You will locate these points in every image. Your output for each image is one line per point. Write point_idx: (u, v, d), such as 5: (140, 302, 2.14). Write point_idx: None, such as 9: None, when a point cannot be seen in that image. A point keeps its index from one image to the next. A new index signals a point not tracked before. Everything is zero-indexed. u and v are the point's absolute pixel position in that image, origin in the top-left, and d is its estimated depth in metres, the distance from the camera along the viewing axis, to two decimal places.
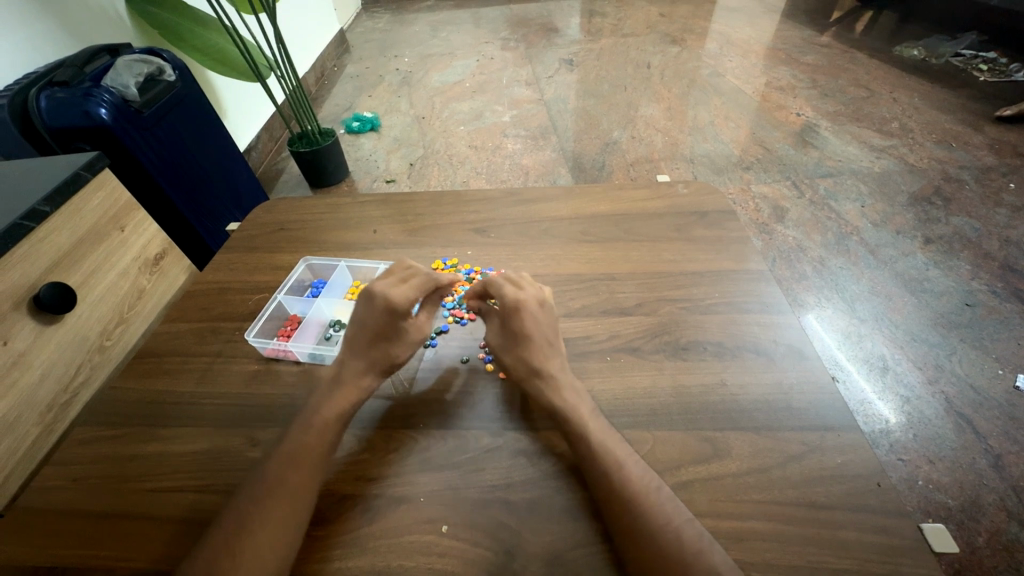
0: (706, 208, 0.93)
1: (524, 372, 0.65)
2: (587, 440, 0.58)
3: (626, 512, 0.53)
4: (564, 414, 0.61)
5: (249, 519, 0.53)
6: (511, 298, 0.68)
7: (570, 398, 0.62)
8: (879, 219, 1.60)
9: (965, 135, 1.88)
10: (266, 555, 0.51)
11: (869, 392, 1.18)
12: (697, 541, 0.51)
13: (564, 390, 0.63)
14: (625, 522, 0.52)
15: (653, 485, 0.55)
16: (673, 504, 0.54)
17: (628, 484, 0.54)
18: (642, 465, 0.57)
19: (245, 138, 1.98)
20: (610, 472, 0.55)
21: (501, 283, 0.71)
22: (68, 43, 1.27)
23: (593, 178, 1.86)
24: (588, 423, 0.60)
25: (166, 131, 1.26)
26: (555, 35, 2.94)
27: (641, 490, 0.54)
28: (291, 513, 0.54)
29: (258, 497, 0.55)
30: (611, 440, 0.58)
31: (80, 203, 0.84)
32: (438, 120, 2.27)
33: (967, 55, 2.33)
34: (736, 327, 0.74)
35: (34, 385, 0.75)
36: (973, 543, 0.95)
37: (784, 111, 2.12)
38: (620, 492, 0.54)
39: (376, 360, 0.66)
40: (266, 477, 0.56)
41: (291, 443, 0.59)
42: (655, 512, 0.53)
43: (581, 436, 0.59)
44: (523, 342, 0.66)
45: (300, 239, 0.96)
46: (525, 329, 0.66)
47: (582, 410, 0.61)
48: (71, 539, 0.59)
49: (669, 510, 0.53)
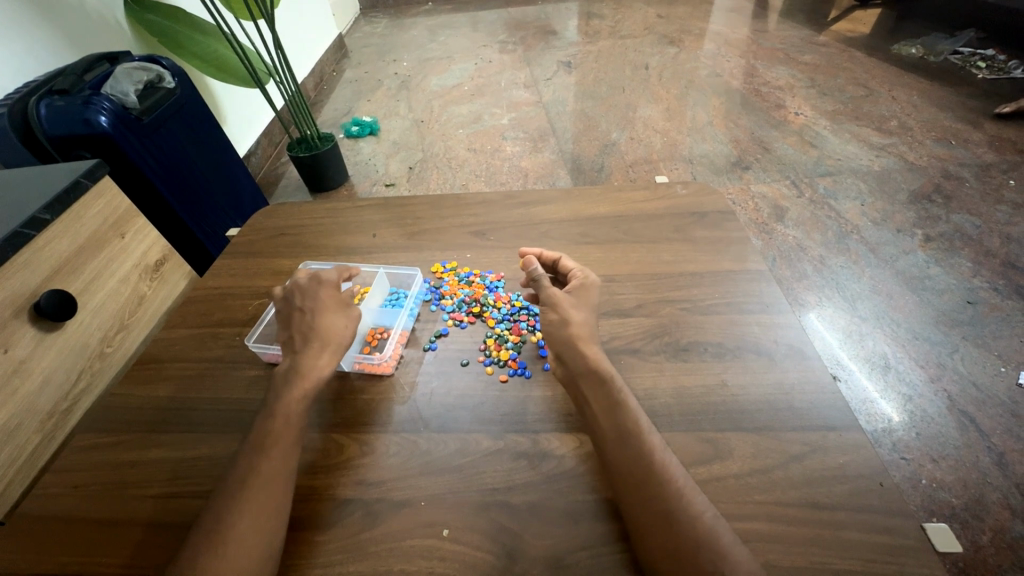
0: (705, 208, 0.93)
1: (584, 332, 0.66)
2: (624, 425, 0.58)
3: (656, 502, 0.52)
4: (604, 395, 0.60)
5: (223, 517, 0.53)
6: (592, 276, 0.74)
7: (615, 375, 0.62)
8: (879, 217, 1.59)
9: (964, 132, 1.87)
10: (244, 552, 0.51)
11: (871, 391, 1.17)
12: (724, 536, 0.50)
13: (609, 363, 0.64)
14: (652, 513, 0.52)
15: (684, 477, 0.54)
16: (702, 497, 0.53)
17: (662, 474, 0.54)
18: (674, 457, 0.56)
19: (245, 144, 1.99)
20: (644, 459, 0.55)
21: (584, 268, 0.77)
22: (70, 52, 1.28)
23: (592, 180, 1.86)
24: (625, 407, 0.59)
25: (166, 137, 1.26)
26: (553, 37, 2.95)
27: (674, 480, 0.53)
28: (267, 509, 0.54)
29: (229, 493, 0.54)
30: (646, 428, 0.57)
31: (80, 210, 0.84)
32: (436, 123, 2.28)
33: (965, 53, 2.33)
34: (736, 327, 0.73)
35: (35, 392, 0.75)
36: (978, 542, 0.94)
37: (783, 110, 2.12)
38: (652, 481, 0.53)
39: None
40: (240, 471, 0.56)
41: (264, 439, 0.59)
42: (685, 502, 0.52)
43: (617, 420, 0.58)
44: (589, 310, 0.70)
45: (299, 244, 0.96)
46: (593, 301, 0.71)
47: (619, 395, 0.60)
48: (71, 546, 0.59)
49: (698, 502, 0.52)
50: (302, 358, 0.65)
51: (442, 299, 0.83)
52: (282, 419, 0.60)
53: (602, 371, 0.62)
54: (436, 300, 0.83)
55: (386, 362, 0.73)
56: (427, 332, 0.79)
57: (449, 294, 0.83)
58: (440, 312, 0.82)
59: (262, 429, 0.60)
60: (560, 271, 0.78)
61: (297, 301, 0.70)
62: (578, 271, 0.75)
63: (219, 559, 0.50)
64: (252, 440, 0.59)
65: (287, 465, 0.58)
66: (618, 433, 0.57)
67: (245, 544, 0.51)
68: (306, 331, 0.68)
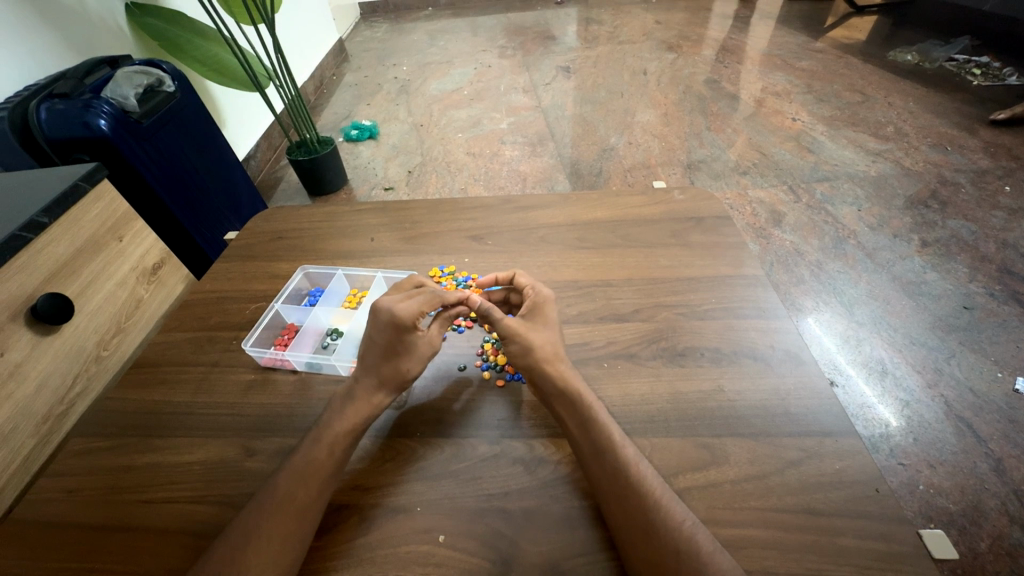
0: (702, 214, 0.93)
1: (550, 353, 0.66)
2: (598, 438, 0.58)
3: (636, 513, 0.52)
4: (576, 410, 0.61)
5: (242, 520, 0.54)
6: (546, 293, 0.73)
7: (585, 390, 0.62)
8: (876, 222, 1.60)
9: (960, 139, 1.88)
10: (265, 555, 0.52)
11: (869, 396, 1.17)
12: (707, 543, 0.51)
13: (579, 379, 0.64)
14: (635, 524, 0.52)
15: (662, 487, 0.55)
16: (682, 507, 0.54)
17: (639, 485, 0.54)
18: (650, 467, 0.56)
19: (244, 147, 1.99)
20: (621, 471, 0.55)
21: (535, 281, 0.77)
22: (70, 56, 1.28)
23: (591, 185, 1.87)
24: (597, 421, 0.59)
25: (166, 141, 1.27)
26: (552, 42, 2.96)
27: (651, 491, 0.54)
28: (283, 512, 0.55)
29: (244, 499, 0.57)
30: (620, 442, 0.58)
31: (79, 214, 0.84)
32: (436, 127, 2.29)
33: (960, 60, 2.34)
34: (733, 332, 0.74)
35: (31, 396, 0.75)
36: (976, 548, 0.94)
37: (781, 116, 2.13)
38: (630, 491, 0.54)
39: (385, 378, 0.65)
40: None
41: None
42: (665, 512, 0.52)
43: (591, 434, 0.59)
44: (549, 328, 0.70)
45: (297, 247, 0.96)
46: (552, 317, 0.71)
47: (590, 410, 0.60)
48: (65, 551, 0.59)
49: (678, 511, 0.53)
50: None
51: None
52: None
53: (568, 389, 0.62)
54: None
55: None
56: None
57: None
58: None
59: None
60: (515, 286, 0.78)
61: None
62: (530, 288, 0.75)
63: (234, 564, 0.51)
64: None
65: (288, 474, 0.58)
66: (593, 447, 0.58)
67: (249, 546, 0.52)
68: None
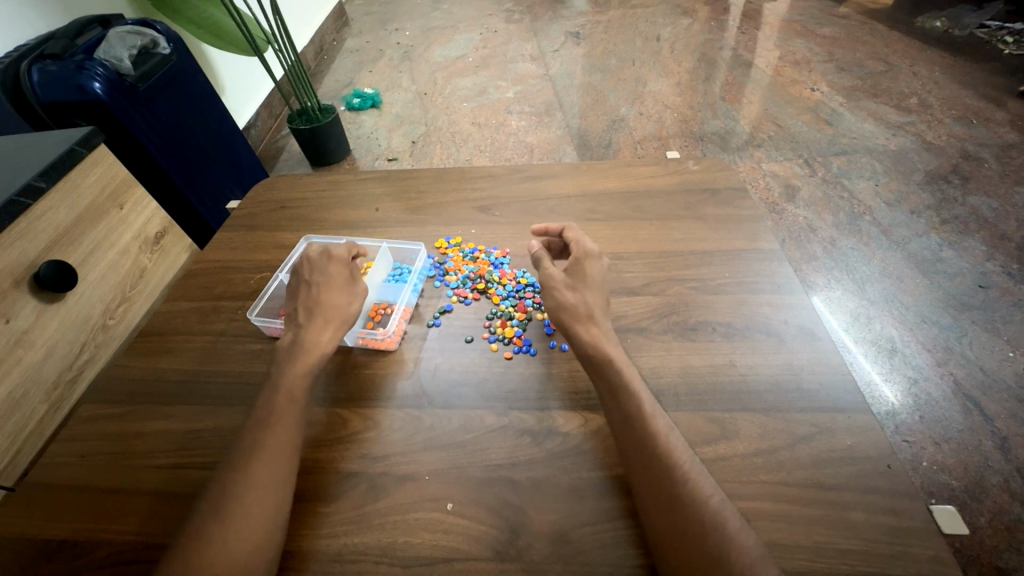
0: (718, 185, 0.90)
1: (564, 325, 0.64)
2: (629, 407, 0.57)
3: (663, 485, 0.51)
4: (606, 379, 0.59)
5: (233, 486, 0.53)
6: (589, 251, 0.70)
7: (618, 359, 0.61)
8: (893, 198, 1.56)
9: (986, 111, 1.82)
10: (247, 537, 0.50)
11: (875, 374, 1.17)
12: (732, 521, 0.49)
13: (613, 346, 0.62)
14: (669, 491, 0.51)
15: (690, 460, 0.53)
16: (708, 482, 0.52)
17: (667, 456, 0.53)
18: (680, 439, 0.55)
19: (244, 114, 1.94)
20: (650, 442, 0.54)
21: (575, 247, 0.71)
22: (60, 14, 1.23)
23: (600, 156, 1.82)
24: (631, 391, 0.58)
25: (164, 106, 1.24)
26: (561, 6, 2.85)
27: (680, 463, 0.53)
28: (271, 484, 0.53)
29: (239, 465, 0.54)
30: (652, 411, 0.56)
31: (77, 179, 0.82)
32: (440, 95, 2.22)
33: (993, 27, 2.24)
34: (746, 307, 0.72)
35: (39, 363, 0.75)
36: (976, 523, 0.95)
37: (798, 86, 2.06)
38: (658, 462, 0.53)
39: None
40: (243, 444, 0.56)
41: (269, 414, 0.58)
42: (692, 485, 0.51)
43: (621, 402, 0.57)
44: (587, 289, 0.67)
45: (300, 217, 0.94)
46: (593, 276, 0.69)
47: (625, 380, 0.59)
48: (79, 513, 0.59)
49: (705, 486, 0.51)
50: (308, 335, 0.64)
51: (446, 275, 0.81)
52: (287, 395, 0.59)
53: (586, 365, 0.61)
54: (440, 276, 0.82)
55: (390, 338, 0.72)
56: (430, 308, 0.77)
57: (453, 270, 0.82)
58: (444, 288, 0.80)
59: (268, 406, 0.59)
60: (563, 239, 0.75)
61: (306, 275, 0.69)
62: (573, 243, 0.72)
63: (228, 532, 0.50)
64: (258, 415, 0.58)
65: (293, 441, 0.57)
66: (623, 417, 0.56)
67: (238, 513, 0.51)
68: (312, 306, 0.66)
